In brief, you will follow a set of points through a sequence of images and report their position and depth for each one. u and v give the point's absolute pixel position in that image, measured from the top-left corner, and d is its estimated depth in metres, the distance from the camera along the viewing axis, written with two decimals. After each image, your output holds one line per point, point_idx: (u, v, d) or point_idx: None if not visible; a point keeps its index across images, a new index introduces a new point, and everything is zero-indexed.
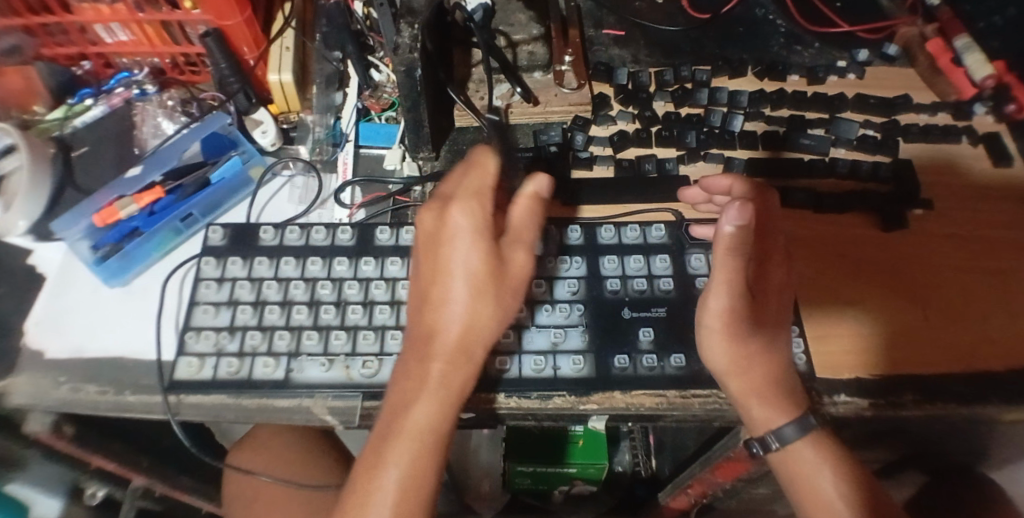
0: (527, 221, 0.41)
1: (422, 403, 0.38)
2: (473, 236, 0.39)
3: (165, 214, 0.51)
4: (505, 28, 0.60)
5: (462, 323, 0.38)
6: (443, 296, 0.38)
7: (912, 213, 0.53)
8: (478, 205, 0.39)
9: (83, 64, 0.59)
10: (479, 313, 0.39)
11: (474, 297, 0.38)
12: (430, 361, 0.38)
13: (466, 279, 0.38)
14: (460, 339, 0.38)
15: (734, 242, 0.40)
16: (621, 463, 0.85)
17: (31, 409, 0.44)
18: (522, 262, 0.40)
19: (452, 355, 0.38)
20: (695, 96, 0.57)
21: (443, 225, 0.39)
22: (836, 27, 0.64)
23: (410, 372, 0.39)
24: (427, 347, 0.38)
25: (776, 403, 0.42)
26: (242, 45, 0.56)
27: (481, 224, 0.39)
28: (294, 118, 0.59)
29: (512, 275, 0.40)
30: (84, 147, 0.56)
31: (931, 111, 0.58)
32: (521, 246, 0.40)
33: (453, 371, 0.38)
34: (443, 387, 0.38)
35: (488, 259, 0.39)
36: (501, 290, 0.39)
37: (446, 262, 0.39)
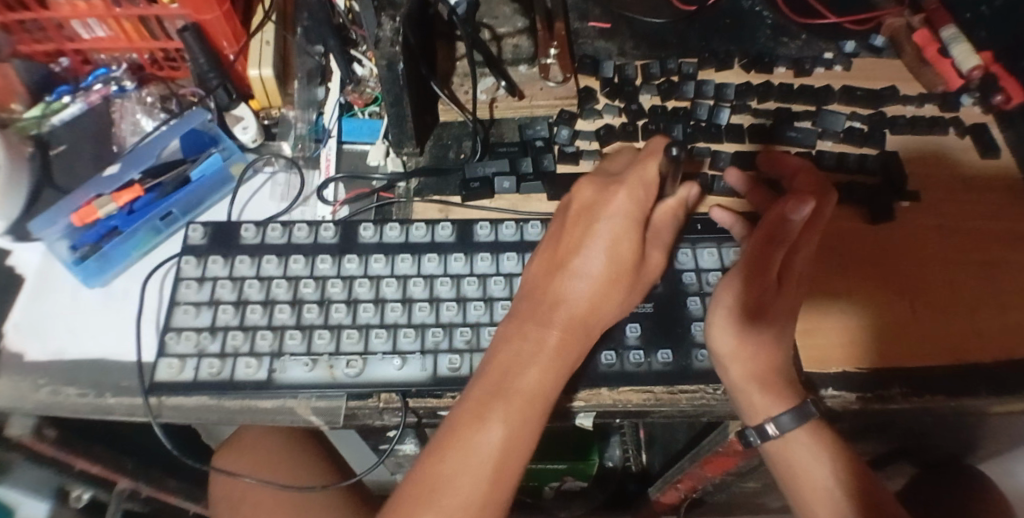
0: (668, 221, 0.45)
1: (541, 366, 0.38)
2: (629, 218, 0.42)
3: (143, 214, 0.50)
4: (489, 21, 0.60)
5: (590, 302, 0.40)
6: (580, 268, 0.41)
7: (900, 205, 0.53)
8: (641, 193, 0.42)
9: (60, 60, 0.57)
10: (610, 297, 0.41)
11: (612, 280, 0.41)
12: (549, 327, 0.39)
13: (609, 257, 0.41)
14: (581, 317, 0.40)
15: (773, 232, 0.44)
16: (612, 458, 0.84)
17: (12, 413, 0.44)
18: (654, 260, 0.44)
19: (574, 325, 0.40)
20: (681, 90, 0.56)
21: (599, 202, 0.42)
22: (823, 18, 0.64)
23: (525, 336, 0.39)
24: (551, 312, 0.40)
25: (774, 390, 0.43)
26: (221, 40, 0.55)
27: (637, 210, 0.42)
28: (275, 113, 0.59)
29: (645, 270, 0.43)
30: (62, 146, 0.55)
31: (917, 103, 0.58)
32: (661, 246, 0.44)
33: (570, 343, 0.39)
34: (558, 356, 0.39)
35: (635, 247, 0.42)
36: (632, 285, 0.42)
37: (593, 236, 0.41)
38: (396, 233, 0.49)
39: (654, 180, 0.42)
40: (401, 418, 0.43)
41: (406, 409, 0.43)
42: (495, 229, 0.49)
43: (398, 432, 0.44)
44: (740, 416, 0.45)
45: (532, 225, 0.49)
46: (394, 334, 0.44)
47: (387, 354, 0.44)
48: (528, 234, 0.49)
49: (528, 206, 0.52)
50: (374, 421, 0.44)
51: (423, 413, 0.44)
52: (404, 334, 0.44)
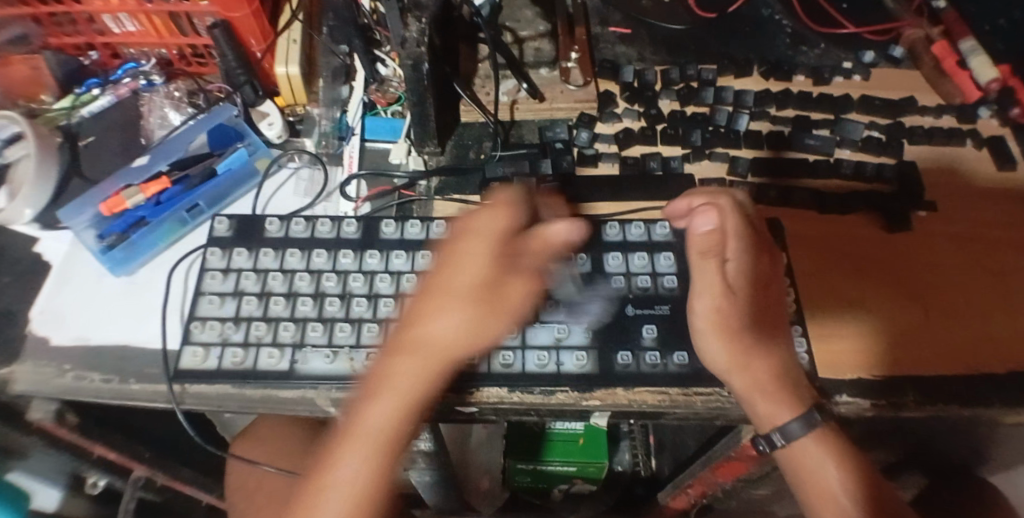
0: (543, 251, 0.41)
1: (381, 403, 0.36)
2: (490, 240, 0.39)
3: (170, 205, 0.52)
4: (511, 24, 0.60)
5: (442, 327, 0.38)
6: (434, 300, 0.38)
7: (916, 215, 0.54)
8: (493, 215, 0.40)
9: (91, 54, 0.59)
10: (467, 320, 0.38)
11: (457, 308, 0.38)
12: (398, 356, 0.37)
13: (467, 275, 0.39)
14: (437, 344, 0.37)
15: (704, 245, 0.46)
16: (621, 463, 0.84)
17: (33, 397, 0.45)
18: (521, 287, 0.40)
19: (421, 355, 0.37)
20: (701, 95, 0.57)
21: (465, 230, 0.40)
22: (843, 28, 0.64)
23: (376, 371, 0.38)
24: (401, 339, 0.38)
25: (780, 399, 0.43)
26: (249, 37, 0.56)
27: (496, 233, 0.39)
28: (300, 110, 0.59)
29: (504, 297, 0.39)
30: (91, 137, 0.56)
31: (935, 114, 0.58)
32: (523, 272, 0.40)
33: (411, 369, 0.37)
34: (403, 389, 0.36)
35: (489, 271, 0.39)
36: (494, 310, 0.39)
37: (458, 257, 0.39)
38: (418, 230, 0.50)
39: (508, 206, 0.40)
40: None
41: None
42: None
43: None
44: (753, 423, 0.45)
45: None
46: None
47: None
48: None
49: None
50: None
51: (440, 408, 0.45)
52: None
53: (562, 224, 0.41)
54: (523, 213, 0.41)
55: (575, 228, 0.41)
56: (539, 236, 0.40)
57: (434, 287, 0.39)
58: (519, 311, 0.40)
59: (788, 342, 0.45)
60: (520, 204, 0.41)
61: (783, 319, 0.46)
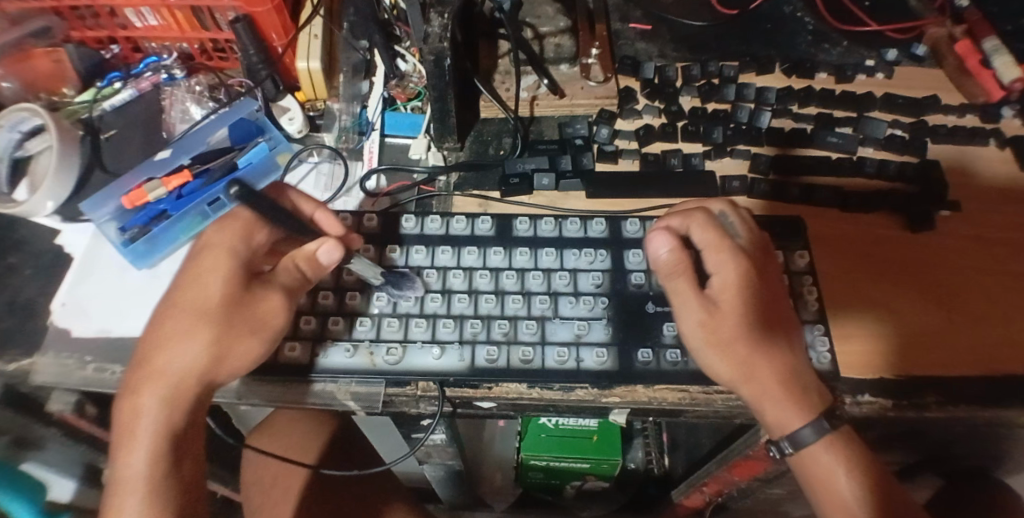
0: (289, 268, 0.41)
1: (132, 451, 0.35)
2: (223, 258, 0.39)
3: (191, 199, 0.52)
4: (531, 20, 0.61)
5: (178, 356, 0.37)
6: (172, 328, 0.37)
7: (939, 214, 0.53)
8: (232, 235, 0.40)
9: (112, 48, 0.60)
10: (209, 342, 0.37)
11: (198, 333, 0.37)
12: (143, 394, 0.36)
13: (200, 297, 0.38)
14: (179, 372, 0.37)
15: (670, 264, 0.43)
16: (633, 460, 0.82)
17: (53, 388, 0.45)
18: (274, 303, 0.40)
19: (167, 389, 0.36)
20: (722, 92, 0.56)
21: (200, 251, 0.40)
22: (865, 25, 0.63)
23: (121, 415, 0.36)
24: (145, 376, 0.37)
25: (790, 400, 0.42)
26: (270, 31, 0.56)
27: (234, 254, 0.39)
28: (321, 106, 0.59)
29: (257, 313, 0.39)
30: (112, 131, 0.56)
31: (958, 113, 0.58)
32: (274, 288, 0.40)
33: (162, 403, 0.36)
34: (154, 424, 0.36)
35: (229, 290, 0.38)
36: (241, 327, 0.38)
37: (194, 281, 0.38)
38: (437, 226, 0.50)
39: (247, 223, 0.41)
40: (437, 407, 0.44)
41: (442, 399, 0.44)
42: (534, 224, 0.50)
43: (433, 421, 0.44)
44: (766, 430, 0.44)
45: (570, 221, 0.50)
46: (433, 324, 0.45)
47: (427, 343, 0.45)
48: (567, 230, 0.50)
49: (565, 204, 0.53)
50: (410, 408, 0.44)
51: (459, 403, 0.45)
52: (443, 325, 0.45)
53: (318, 242, 0.41)
54: (257, 230, 0.41)
55: (330, 247, 0.40)
56: (301, 256, 0.41)
57: (167, 313, 0.38)
58: (270, 327, 0.40)
59: (792, 348, 0.43)
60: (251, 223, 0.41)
61: (788, 325, 0.44)
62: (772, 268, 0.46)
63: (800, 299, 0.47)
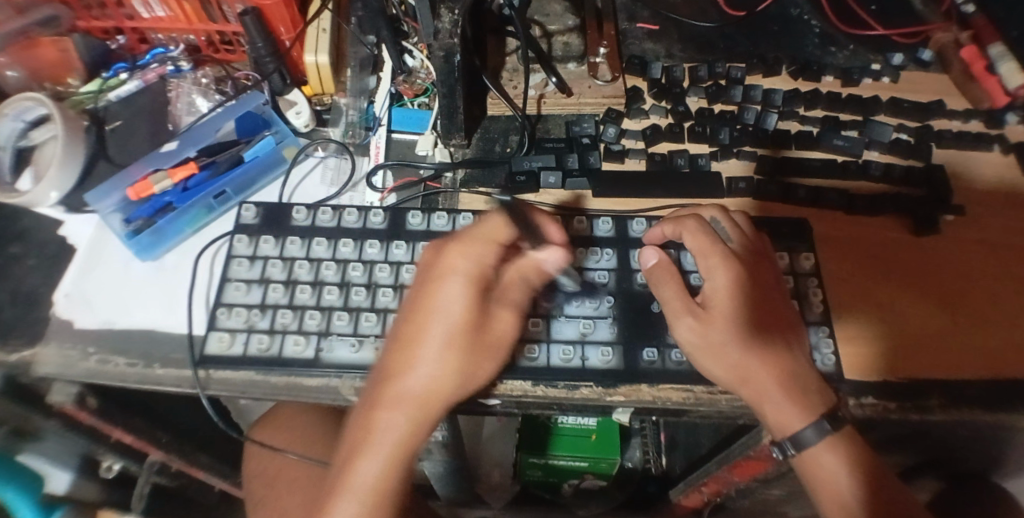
0: (516, 285, 0.45)
1: (371, 455, 0.40)
2: (465, 285, 0.42)
3: (198, 191, 0.52)
4: (540, 17, 0.60)
5: (430, 376, 0.41)
6: (418, 347, 0.41)
7: (944, 219, 0.53)
8: (476, 253, 0.43)
9: (118, 38, 0.59)
10: (452, 367, 0.41)
11: (449, 353, 0.41)
12: (385, 409, 0.40)
13: (445, 320, 0.42)
14: (422, 393, 0.41)
15: (658, 277, 0.46)
16: (631, 460, 0.82)
17: (55, 379, 0.45)
18: (504, 322, 0.44)
19: (413, 405, 0.40)
20: (729, 93, 0.56)
21: (438, 266, 0.43)
22: (871, 29, 0.64)
23: (365, 421, 0.41)
24: (385, 393, 0.41)
25: (792, 400, 0.42)
26: (279, 25, 0.56)
27: (475, 273, 0.43)
28: (328, 100, 0.59)
29: (491, 334, 0.43)
30: (118, 121, 0.56)
31: (963, 118, 0.58)
32: (506, 305, 0.44)
33: (407, 420, 0.40)
34: (396, 438, 0.40)
35: (475, 312, 0.43)
36: (481, 349, 0.42)
37: (435, 302, 0.42)
38: (444, 222, 0.50)
39: (496, 243, 0.43)
40: None
41: None
42: None
43: None
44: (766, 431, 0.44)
45: (576, 220, 0.50)
46: None
47: None
48: (573, 229, 0.50)
49: (571, 202, 0.53)
50: None
51: (463, 399, 0.45)
52: None
53: (546, 252, 0.44)
54: (506, 247, 0.44)
55: (558, 258, 0.44)
56: (527, 267, 0.45)
57: (411, 332, 0.42)
58: (503, 348, 0.44)
59: (792, 348, 0.44)
60: (499, 243, 0.43)
61: (785, 326, 0.44)
62: (772, 269, 0.46)
63: (805, 300, 0.47)
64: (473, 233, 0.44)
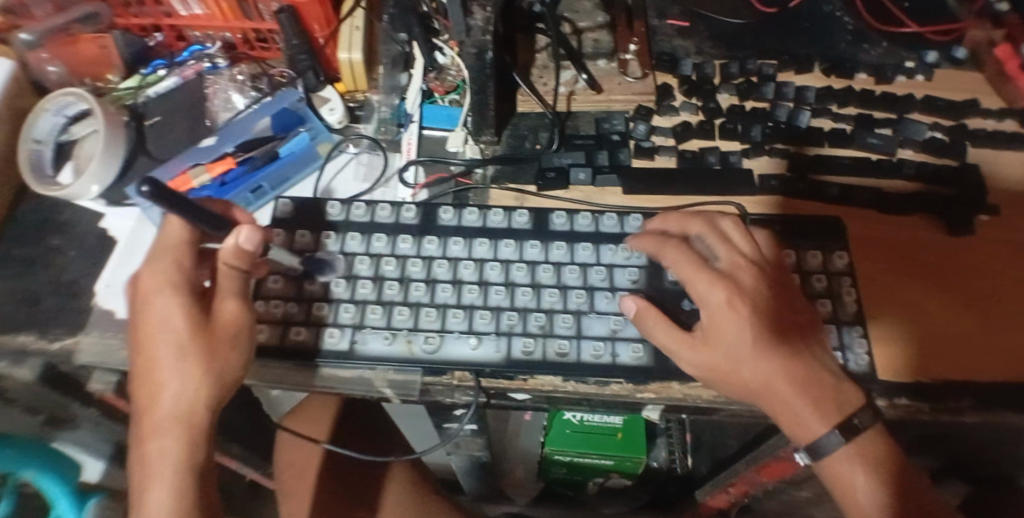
0: (230, 272, 0.40)
1: (155, 492, 0.36)
2: (172, 295, 0.38)
3: (235, 186, 0.53)
4: (570, 14, 0.61)
5: (171, 391, 0.37)
6: (152, 370, 0.37)
7: (978, 219, 0.52)
8: (168, 261, 0.39)
9: (156, 35, 0.61)
10: (191, 376, 0.37)
11: (179, 365, 0.37)
12: (150, 440, 0.37)
13: (166, 335, 0.37)
14: (174, 412, 0.37)
15: (646, 316, 0.43)
16: (657, 460, 0.81)
17: (96, 368, 0.46)
18: (231, 313, 0.39)
19: (167, 427, 0.37)
20: (761, 90, 0.56)
21: (141, 288, 0.39)
22: (905, 26, 0.63)
23: (140, 460, 0.37)
24: (144, 425, 0.37)
25: (818, 405, 0.41)
26: (313, 23, 0.57)
27: (178, 281, 0.39)
28: (361, 97, 0.60)
29: (217, 329, 0.38)
30: (157, 117, 0.58)
31: (998, 117, 0.57)
32: (223, 297, 0.39)
33: (171, 442, 0.37)
34: (171, 465, 0.36)
35: (189, 314, 0.38)
36: (212, 347, 0.38)
37: (151, 320, 0.38)
38: (475, 218, 0.50)
39: (175, 250, 0.39)
40: (472, 397, 0.45)
41: (478, 388, 0.45)
42: (571, 219, 0.50)
43: (468, 411, 0.45)
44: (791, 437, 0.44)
45: (606, 216, 0.50)
46: (470, 315, 0.46)
47: (463, 333, 0.45)
48: (604, 225, 0.50)
49: (601, 199, 0.53)
50: (446, 398, 0.45)
51: (494, 393, 0.46)
52: (479, 316, 0.46)
53: (234, 231, 0.39)
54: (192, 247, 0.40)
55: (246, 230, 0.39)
56: (224, 255, 0.39)
57: (144, 357, 0.38)
58: (239, 336, 0.39)
59: (812, 357, 0.42)
60: (182, 246, 0.40)
61: (803, 333, 0.43)
62: (777, 284, 0.44)
63: (838, 300, 0.47)
64: (161, 244, 0.40)
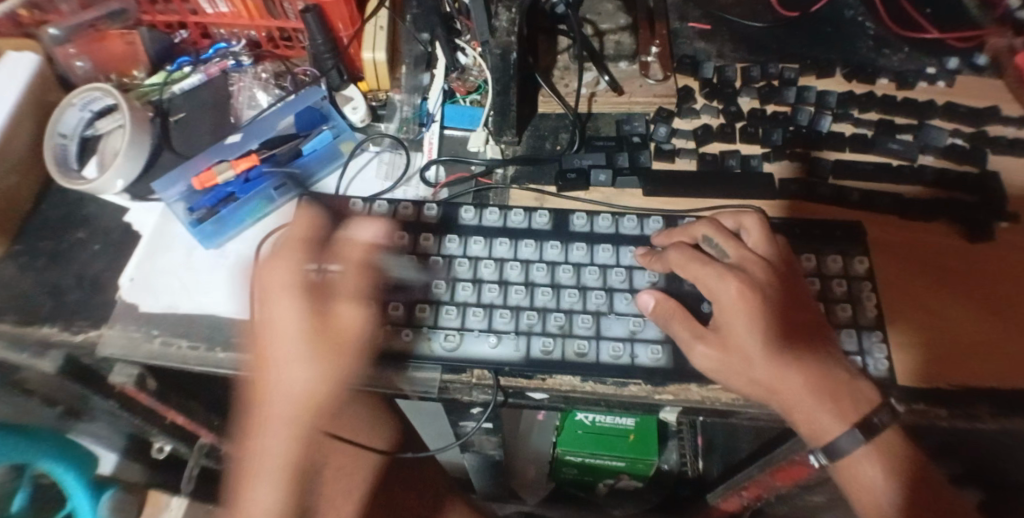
0: (356, 274, 0.40)
1: (262, 490, 0.32)
2: (299, 288, 0.37)
3: (259, 183, 0.54)
4: (592, 16, 0.62)
5: (295, 385, 0.35)
6: (273, 362, 0.36)
7: (998, 226, 0.52)
8: (295, 258, 0.39)
9: (181, 33, 0.62)
10: (315, 371, 0.35)
11: (307, 361, 0.35)
12: (262, 436, 0.34)
13: (295, 328, 0.36)
14: (294, 407, 0.34)
15: (663, 314, 0.44)
16: (668, 462, 0.82)
17: (119, 360, 0.47)
18: (351, 316, 0.38)
19: (284, 424, 0.34)
20: (782, 94, 0.56)
21: (266, 281, 0.38)
22: (926, 33, 0.62)
23: (246, 459, 0.34)
24: (257, 420, 0.34)
25: (832, 403, 0.41)
26: (338, 22, 0.57)
27: (306, 275, 0.38)
28: (383, 96, 0.60)
29: (337, 330, 0.37)
30: (182, 114, 0.58)
31: (1020, 125, 0.57)
32: (347, 298, 0.39)
33: (290, 439, 0.34)
34: (281, 464, 0.33)
35: (318, 310, 0.37)
36: (337, 344, 0.37)
37: (276, 313, 0.37)
38: (495, 217, 0.50)
39: (303, 246, 0.40)
40: (491, 396, 0.45)
41: (497, 387, 0.45)
42: (591, 220, 0.50)
43: (486, 409, 0.46)
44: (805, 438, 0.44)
45: (626, 218, 0.50)
46: (490, 314, 0.46)
47: (483, 332, 0.45)
48: (623, 227, 0.50)
49: (620, 201, 0.53)
50: (464, 396, 0.46)
51: (511, 392, 0.46)
52: (500, 315, 0.46)
53: (349, 229, 0.43)
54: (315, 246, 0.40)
55: (370, 228, 0.43)
56: (350, 255, 0.41)
57: (263, 351, 0.36)
58: (360, 339, 0.38)
59: (823, 355, 0.42)
60: (307, 244, 0.40)
61: (816, 332, 0.43)
62: (789, 283, 0.44)
63: (858, 304, 0.47)
64: (289, 243, 0.40)
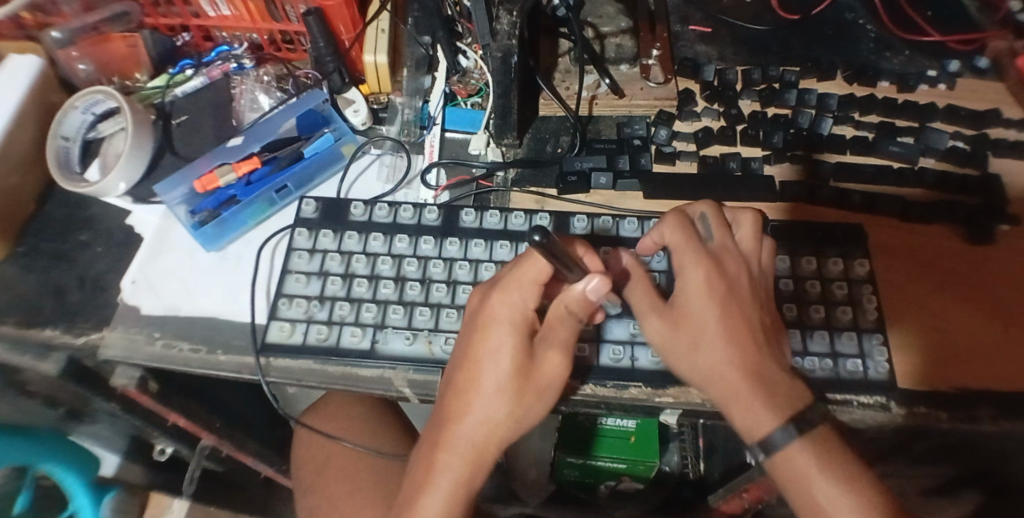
0: (563, 320, 0.40)
1: (432, 498, 0.39)
2: (512, 332, 0.39)
3: (261, 185, 0.54)
4: (593, 20, 0.62)
5: (483, 420, 0.39)
6: (469, 389, 0.39)
7: (999, 229, 0.52)
8: (518, 296, 0.39)
9: (184, 35, 0.62)
10: (506, 412, 0.39)
11: (505, 402, 0.39)
12: (442, 452, 0.40)
13: (495, 370, 0.39)
14: (475, 437, 0.39)
15: (631, 276, 0.44)
16: (669, 464, 0.85)
17: (121, 362, 0.47)
18: (552, 366, 0.40)
19: (466, 452, 0.39)
20: (783, 97, 0.56)
21: (482, 311, 0.40)
22: (927, 35, 0.62)
23: (423, 462, 0.40)
24: (442, 438, 0.40)
25: (766, 402, 0.39)
26: (339, 24, 0.57)
27: (519, 317, 0.39)
28: (384, 99, 0.60)
29: (539, 376, 0.40)
30: (183, 116, 0.58)
31: (1021, 127, 0.57)
32: (552, 347, 0.40)
33: (463, 466, 0.39)
34: (452, 483, 0.39)
35: (522, 355, 0.39)
36: (531, 391, 0.40)
37: (482, 347, 0.39)
38: (496, 221, 0.50)
39: (532, 284, 0.38)
40: None
41: None
42: (592, 222, 0.50)
43: None
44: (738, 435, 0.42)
45: (627, 221, 0.50)
46: None
47: None
48: (625, 230, 0.50)
49: (622, 204, 0.53)
50: None
51: None
52: None
53: (587, 278, 0.38)
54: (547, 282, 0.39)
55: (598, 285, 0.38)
56: (570, 299, 0.39)
57: (463, 378, 0.39)
58: (552, 388, 0.40)
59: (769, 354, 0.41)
60: (538, 283, 0.38)
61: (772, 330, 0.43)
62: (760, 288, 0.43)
63: (858, 307, 0.47)
64: (512, 270, 0.39)
